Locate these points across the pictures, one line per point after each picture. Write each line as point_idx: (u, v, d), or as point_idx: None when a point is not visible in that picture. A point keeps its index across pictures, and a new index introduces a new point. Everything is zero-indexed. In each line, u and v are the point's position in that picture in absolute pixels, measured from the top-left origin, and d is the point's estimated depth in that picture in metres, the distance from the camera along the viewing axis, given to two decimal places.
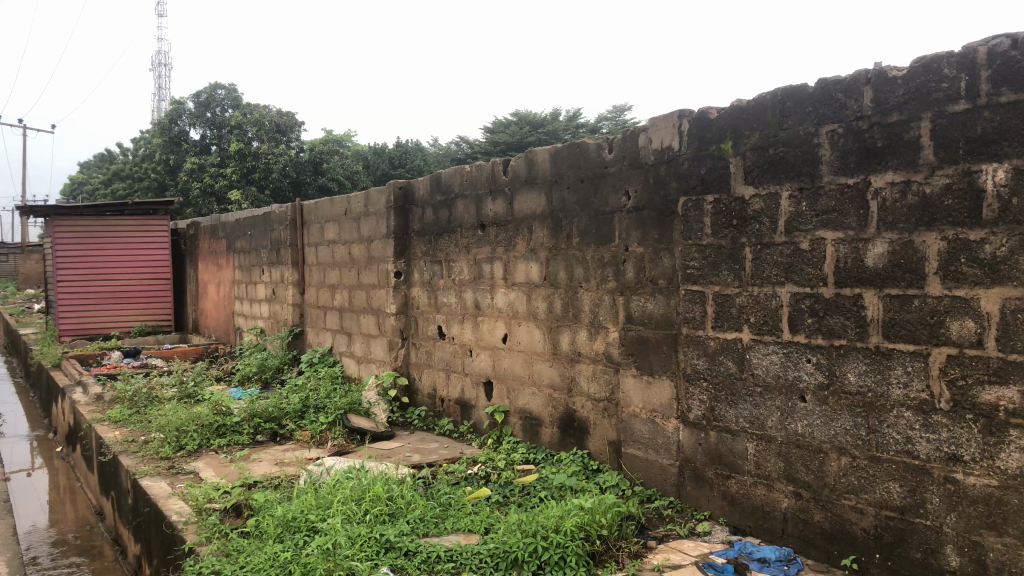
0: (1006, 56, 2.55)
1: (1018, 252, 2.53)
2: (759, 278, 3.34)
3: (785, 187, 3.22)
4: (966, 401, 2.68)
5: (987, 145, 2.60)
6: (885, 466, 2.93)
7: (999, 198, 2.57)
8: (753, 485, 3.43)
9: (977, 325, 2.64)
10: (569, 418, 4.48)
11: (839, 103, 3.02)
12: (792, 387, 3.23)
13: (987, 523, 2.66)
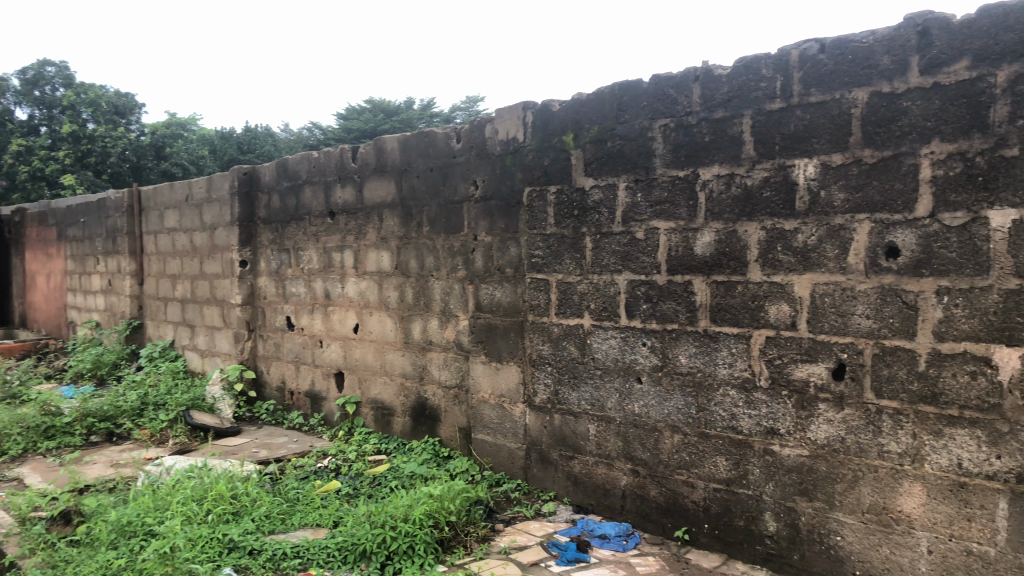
0: (814, 59, 2.78)
1: (826, 240, 2.77)
2: (599, 266, 3.49)
3: (622, 179, 3.37)
4: (782, 378, 2.95)
5: (800, 141, 2.82)
6: (712, 441, 3.18)
7: (810, 191, 2.80)
8: (595, 465, 3.60)
9: (792, 308, 2.89)
10: (420, 406, 4.48)
11: (671, 98, 3.20)
12: (629, 369, 3.44)
13: (799, 490, 2.94)
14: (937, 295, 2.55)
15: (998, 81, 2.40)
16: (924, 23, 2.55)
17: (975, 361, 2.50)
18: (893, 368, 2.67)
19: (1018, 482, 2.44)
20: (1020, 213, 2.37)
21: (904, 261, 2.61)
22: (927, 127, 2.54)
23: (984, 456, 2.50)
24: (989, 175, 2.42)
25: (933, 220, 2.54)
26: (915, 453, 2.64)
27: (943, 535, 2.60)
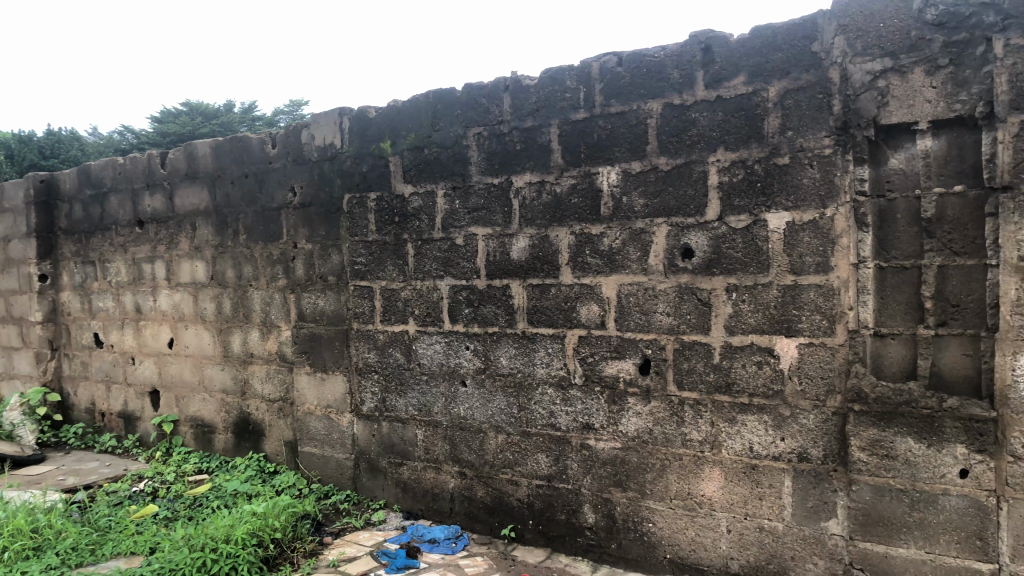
0: (613, 72, 2.96)
1: (628, 243, 2.97)
2: (420, 272, 3.52)
3: (439, 186, 3.42)
4: (594, 375, 3.11)
5: (603, 150, 3.00)
6: (534, 439, 3.30)
7: (613, 197, 2.99)
8: (423, 470, 3.63)
9: (601, 308, 3.06)
10: (243, 422, 4.33)
11: (483, 107, 3.29)
12: (453, 373, 3.49)
13: (614, 481, 3.10)
14: (726, 292, 2.77)
15: (770, 96, 2.64)
16: (706, 41, 2.76)
17: (760, 352, 2.73)
18: (691, 361, 2.87)
19: (799, 460, 2.68)
20: (792, 216, 2.62)
21: (697, 261, 2.82)
22: (713, 137, 2.76)
23: (771, 439, 2.73)
24: (766, 181, 2.66)
25: (721, 222, 2.76)
26: (713, 440, 2.85)
27: (739, 514, 2.82)
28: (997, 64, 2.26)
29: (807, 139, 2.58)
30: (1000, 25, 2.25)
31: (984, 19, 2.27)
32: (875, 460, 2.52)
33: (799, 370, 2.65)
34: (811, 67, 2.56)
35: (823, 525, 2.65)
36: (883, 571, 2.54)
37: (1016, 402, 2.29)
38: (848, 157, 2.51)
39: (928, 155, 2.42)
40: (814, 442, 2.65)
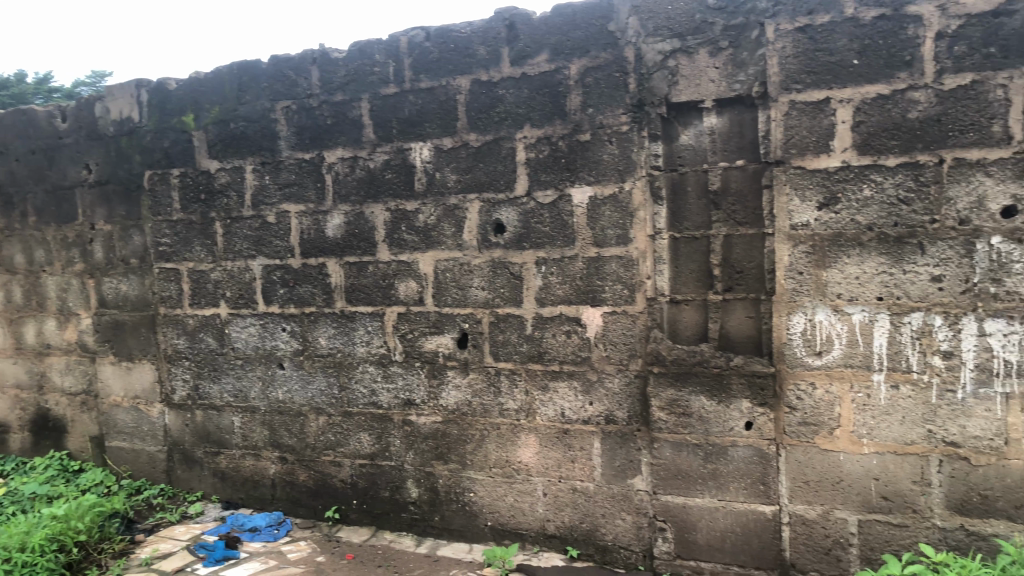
0: (421, 47, 2.97)
1: (442, 219, 2.99)
2: (231, 252, 3.38)
3: (248, 161, 3.31)
4: (414, 351, 3.12)
5: (414, 125, 3.01)
6: (355, 419, 3.26)
7: (426, 173, 3.01)
8: (241, 457, 3.50)
9: (418, 284, 3.07)
10: (42, 419, 4.00)
11: (290, 80, 3.21)
12: (270, 356, 3.38)
13: (436, 454, 3.13)
14: (536, 265, 2.86)
15: (571, 73, 2.73)
16: (510, 18, 2.81)
17: (569, 322, 2.84)
18: (506, 333, 2.94)
19: (606, 423, 2.82)
20: (595, 190, 2.73)
21: (508, 236, 2.90)
22: (519, 114, 2.83)
23: (581, 404, 2.85)
24: (570, 157, 2.76)
25: (530, 198, 2.84)
26: (528, 408, 2.94)
27: (553, 477, 2.93)
28: (769, 47, 2.42)
29: (606, 116, 2.69)
30: (771, 10, 2.41)
31: (757, 5, 2.43)
32: (674, 418, 2.69)
33: (605, 337, 2.79)
34: (607, 46, 2.67)
35: (629, 482, 2.81)
36: (682, 520, 2.73)
37: (790, 356, 2.51)
38: (643, 133, 2.64)
39: (713, 131, 2.57)
40: (619, 405, 2.80)
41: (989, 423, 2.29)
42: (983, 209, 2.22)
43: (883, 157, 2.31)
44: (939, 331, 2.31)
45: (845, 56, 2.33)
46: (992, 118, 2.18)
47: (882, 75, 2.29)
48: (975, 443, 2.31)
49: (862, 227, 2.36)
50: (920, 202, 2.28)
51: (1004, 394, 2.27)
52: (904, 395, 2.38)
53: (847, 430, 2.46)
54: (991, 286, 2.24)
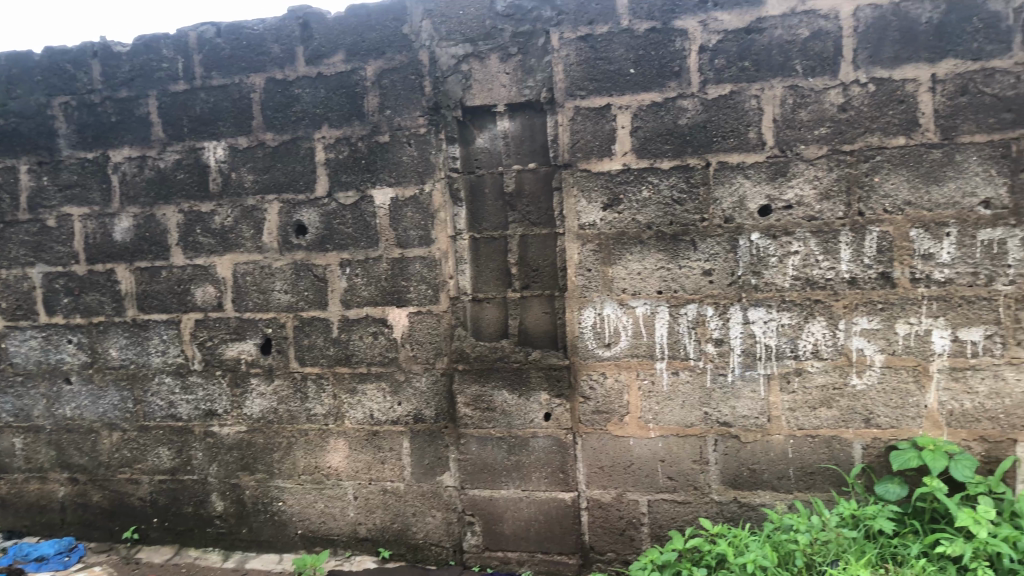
0: (213, 43, 2.88)
1: (240, 222, 2.90)
2: (5, 260, 3.11)
3: (22, 161, 3.06)
4: (214, 359, 3.00)
5: (206, 124, 2.90)
6: (152, 433, 3.09)
7: (221, 173, 2.90)
8: (25, 482, 3.23)
9: (216, 289, 2.95)
10: None
11: (68, 74, 2.99)
12: (54, 370, 3.13)
13: (241, 465, 3.03)
14: (340, 267, 2.83)
15: (367, 74, 2.74)
16: (304, 17, 2.79)
17: (374, 323, 2.83)
18: (311, 337, 2.89)
19: (415, 422, 2.84)
20: (395, 191, 2.74)
21: (310, 238, 2.85)
22: (317, 114, 2.80)
23: (389, 405, 2.86)
24: (370, 159, 2.76)
25: (331, 199, 2.81)
26: (336, 412, 2.91)
27: (363, 480, 2.92)
28: (555, 55, 2.53)
29: (403, 118, 2.71)
30: (555, 19, 2.51)
31: (543, 13, 2.53)
32: (478, 414, 2.74)
33: (410, 337, 2.80)
34: (403, 49, 2.69)
35: (438, 479, 2.84)
36: (489, 512, 2.79)
37: (583, 349, 2.62)
38: (441, 136, 2.68)
39: (507, 135, 2.67)
40: (426, 404, 2.82)
41: (754, 403, 2.47)
42: (743, 208, 2.40)
43: (658, 161, 2.47)
44: (711, 321, 2.48)
45: (622, 65, 2.47)
46: (749, 126, 2.36)
47: (655, 84, 2.44)
48: (744, 422, 2.49)
49: (642, 226, 2.50)
50: (690, 202, 2.45)
51: (766, 375, 2.45)
52: (683, 381, 2.53)
53: (634, 417, 2.60)
54: (752, 277, 2.42)
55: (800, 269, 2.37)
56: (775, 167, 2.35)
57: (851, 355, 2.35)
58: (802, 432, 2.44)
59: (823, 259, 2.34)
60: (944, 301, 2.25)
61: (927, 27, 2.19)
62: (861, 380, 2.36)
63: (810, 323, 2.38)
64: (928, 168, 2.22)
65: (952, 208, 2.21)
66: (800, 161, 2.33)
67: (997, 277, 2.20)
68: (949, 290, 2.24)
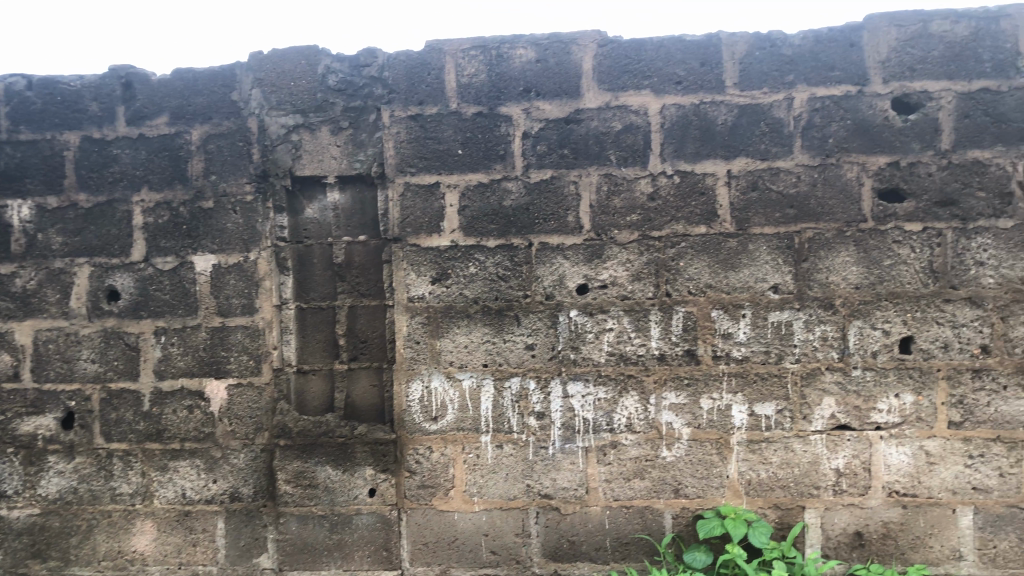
0: (22, 96, 2.73)
1: (45, 285, 2.71)
2: None
3: None
4: (6, 435, 2.74)
5: (12, 181, 2.73)
6: None
7: (25, 233, 2.71)
8: None
9: (13, 358, 2.72)
10: None
11: None
12: None
13: (31, 552, 2.75)
14: (154, 335, 2.69)
15: (193, 138, 2.68)
16: (126, 76, 2.71)
17: (190, 396, 2.69)
18: (119, 411, 2.71)
19: (231, 501, 2.69)
20: (218, 259, 2.66)
21: (123, 304, 2.70)
22: (136, 176, 2.70)
23: (203, 483, 2.69)
24: (191, 224, 2.67)
25: (147, 264, 2.69)
26: (144, 492, 2.71)
27: (172, 565, 2.72)
28: (385, 131, 2.57)
29: (229, 184, 2.66)
30: (386, 97, 2.57)
31: (374, 90, 2.58)
32: (299, 490, 2.64)
33: (229, 411, 2.68)
34: (231, 115, 2.66)
35: (254, 562, 2.68)
36: None
37: (409, 423, 2.60)
38: (268, 204, 2.64)
39: (336, 207, 2.66)
40: (243, 481, 2.68)
41: (573, 475, 2.54)
42: (563, 286, 2.50)
43: (484, 239, 2.54)
44: (533, 394, 2.54)
45: (451, 146, 2.55)
46: (568, 209, 2.49)
47: (481, 165, 2.54)
48: (563, 494, 2.55)
49: (469, 300, 2.55)
50: (514, 279, 2.53)
51: (584, 447, 2.53)
52: (506, 454, 2.56)
53: (460, 491, 2.59)
54: (571, 352, 2.51)
55: (614, 345, 2.49)
56: (592, 249, 2.48)
57: (661, 428, 2.48)
58: (618, 503, 2.52)
59: (635, 337, 2.47)
60: (741, 378, 2.42)
61: (722, 127, 2.42)
62: (670, 453, 2.48)
63: (624, 397, 2.49)
64: (725, 255, 2.41)
65: (746, 292, 2.41)
66: (614, 244, 2.47)
67: (786, 355, 2.39)
68: (745, 367, 2.42)
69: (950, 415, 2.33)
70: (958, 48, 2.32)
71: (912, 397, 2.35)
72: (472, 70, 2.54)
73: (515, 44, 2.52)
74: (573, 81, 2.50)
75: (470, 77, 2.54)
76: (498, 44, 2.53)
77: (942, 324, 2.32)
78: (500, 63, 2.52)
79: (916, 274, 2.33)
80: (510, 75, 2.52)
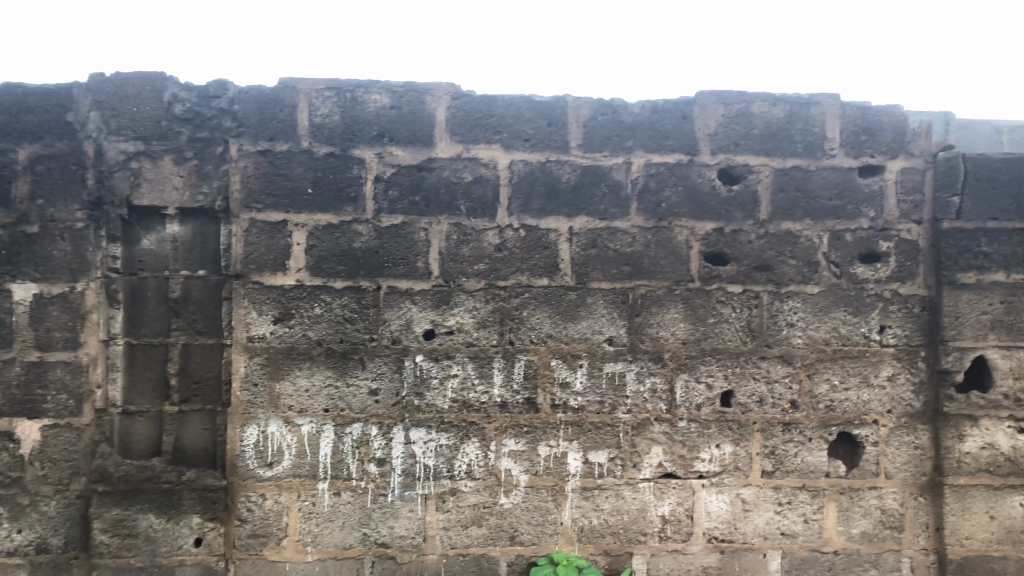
0: None
1: None
2: None
3: None
4: None
5: None
6: None
7: None
8: None
9: None
10: None
11: None
12: None
13: None
14: None
15: (20, 158, 2.51)
16: None
17: None
18: None
19: (37, 552, 2.47)
20: (40, 288, 2.48)
21: None
22: None
23: (7, 533, 2.47)
24: (12, 250, 2.48)
25: None
26: None
27: None
28: (233, 165, 2.51)
29: (58, 210, 2.49)
30: (235, 131, 2.52)
31: (222, 123, 2.52)
32: (117, 541, 2.46)
33: (42, 454, 2.48)
34: (65, 137, 2.51)
35: None
36: None
37: (243, 469, 2.49)
38: (101, 233, 2.50)
39: (176, 239, 2.56)
40: (54, 531, 2.48)
41: (411, 523, 2.51)
42: (410, 331, 2.51)
43: (331, 280, 2.51)
44: (374, 440, 2.51)
45: (301, 184, 2.52)
46: (417, 255, 2.51)
47: (331, 206, 2.52)
48: (400, 542, 2.52)
49: (312, 342, 2.50)
50: (360, 322, 2.50)
51: (423, 494, 2.52)
52: (343, 501, 2.51)
53: (292, 540, 2.51)
54: (415, 399, 2.51)
55: (458, 392, 2.51)
56: (439, 295, 2.51)
57: (500, 475, 2.51)
58: (455, 550, 2.52)
59: (478, 384, 2.51)
60: (576, 427, 2.50)
61: (567, 185, 2.54)
62: (508, 499, 2.51)
63: (464, 444, 2.51)
64: (566, 307, 2.51)
65: (584, 342, 2.50)
66: (460, 292, 2.51)
67: (618, 406, 2.50)
68: (581, 416, 2.50)
69: (763, 465, 2.50)
70: (775, 128, 2.55)
71: (731, 448, 2.50)
72: (325, 111, 2.53)
73: (371, 89, 2.55)
74: (427, 130, 2.54)
75: (323, 117, 2.53)
76: (353, 87, 2.54)
77: (758, 380, 2.51)
78: (354, 106, 2.54)
79: (736, 333, 2.51)
80: (364, 119, 2.54)
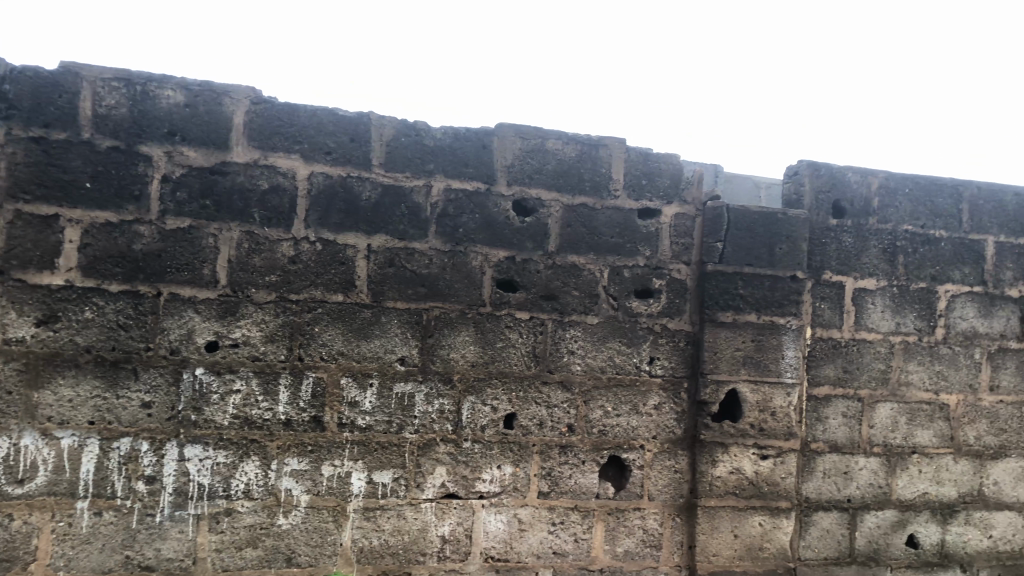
0: None
1: None
2: None
3: None
4: None
5: None
6: None
7: None
8: None
9: None
10: None
11: None
12: None
13: None
14: None
15: None
16: None
17: None
18: None
19: None
20: None
21: None
22: None
23: None
24: None
25: None
26: None
27: None
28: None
29: None
30: (4, 112, 2.29)
31: None
32: None
33: None
34: None
35: None
36: None
37: None
38: None
39: None
40: None
41: (180, 544, 2.38)
42: (191, 341, 2.39)
43: (106, 282, 2.34)
44: (145, 456, 2.36)
45: (78, 177, 2.34)
46: (204, 262, 2.41)
47: (111, 203, 2.36)
48: (167, 565, 2.37)
49: (80, 348, 2.32)
50: (136, 330, 2.36)
51: (195, 515, 2.39)
52: (105, 522, 2.33)
53: (43, 564, 2.29)
54: (192, 413, 2.39)
55: (239, 408, 2.41)
56: (225, 306, 2.41)
57: (279, 495, 2.43)
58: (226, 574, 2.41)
59: (262, 400, 2.43)
60: (362, 446, 2.49)
61: (366, 203, 2.53)
62: (286, 520, 2.44)
63: (244, 462, 2.41)
64: (358, 325, 2.49)
65: (375, 361, 2.50)
66: (249, 304, 2.43)
67: (406, 426, 2.51)
68: (368, 436, 2.49)
69: (539, 486, 2.60)
70: (569, 165, 2.70)
71: (511, 468, 2.59)
72: (112, 102, 2.38)
73: (164, 84, 2.42)
74: (223, 133, 2.45)
75: (109, 108, 2.37)
76: (144, 81, 2.40)
77: (539, 404, 2.61)
78: (145, 100, 2.40)
79: (521, 358, 2.60)
80: (154, 115, 2.41)
